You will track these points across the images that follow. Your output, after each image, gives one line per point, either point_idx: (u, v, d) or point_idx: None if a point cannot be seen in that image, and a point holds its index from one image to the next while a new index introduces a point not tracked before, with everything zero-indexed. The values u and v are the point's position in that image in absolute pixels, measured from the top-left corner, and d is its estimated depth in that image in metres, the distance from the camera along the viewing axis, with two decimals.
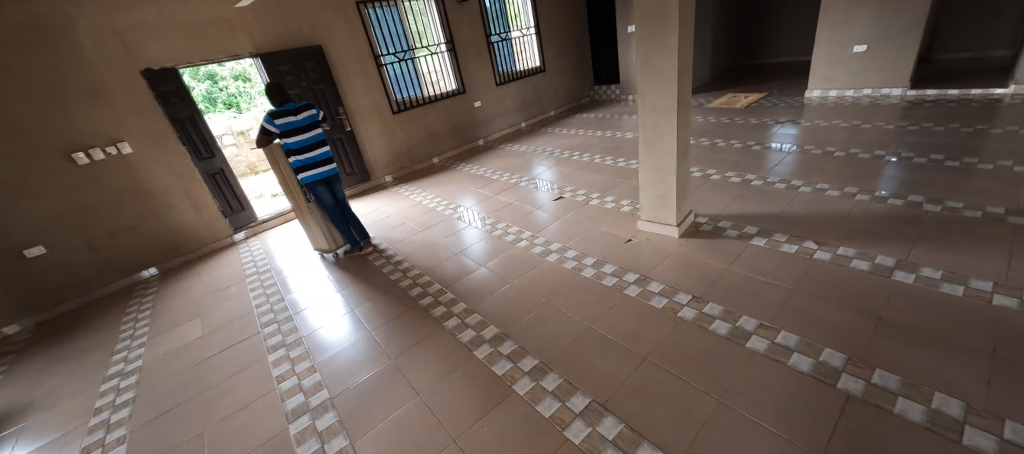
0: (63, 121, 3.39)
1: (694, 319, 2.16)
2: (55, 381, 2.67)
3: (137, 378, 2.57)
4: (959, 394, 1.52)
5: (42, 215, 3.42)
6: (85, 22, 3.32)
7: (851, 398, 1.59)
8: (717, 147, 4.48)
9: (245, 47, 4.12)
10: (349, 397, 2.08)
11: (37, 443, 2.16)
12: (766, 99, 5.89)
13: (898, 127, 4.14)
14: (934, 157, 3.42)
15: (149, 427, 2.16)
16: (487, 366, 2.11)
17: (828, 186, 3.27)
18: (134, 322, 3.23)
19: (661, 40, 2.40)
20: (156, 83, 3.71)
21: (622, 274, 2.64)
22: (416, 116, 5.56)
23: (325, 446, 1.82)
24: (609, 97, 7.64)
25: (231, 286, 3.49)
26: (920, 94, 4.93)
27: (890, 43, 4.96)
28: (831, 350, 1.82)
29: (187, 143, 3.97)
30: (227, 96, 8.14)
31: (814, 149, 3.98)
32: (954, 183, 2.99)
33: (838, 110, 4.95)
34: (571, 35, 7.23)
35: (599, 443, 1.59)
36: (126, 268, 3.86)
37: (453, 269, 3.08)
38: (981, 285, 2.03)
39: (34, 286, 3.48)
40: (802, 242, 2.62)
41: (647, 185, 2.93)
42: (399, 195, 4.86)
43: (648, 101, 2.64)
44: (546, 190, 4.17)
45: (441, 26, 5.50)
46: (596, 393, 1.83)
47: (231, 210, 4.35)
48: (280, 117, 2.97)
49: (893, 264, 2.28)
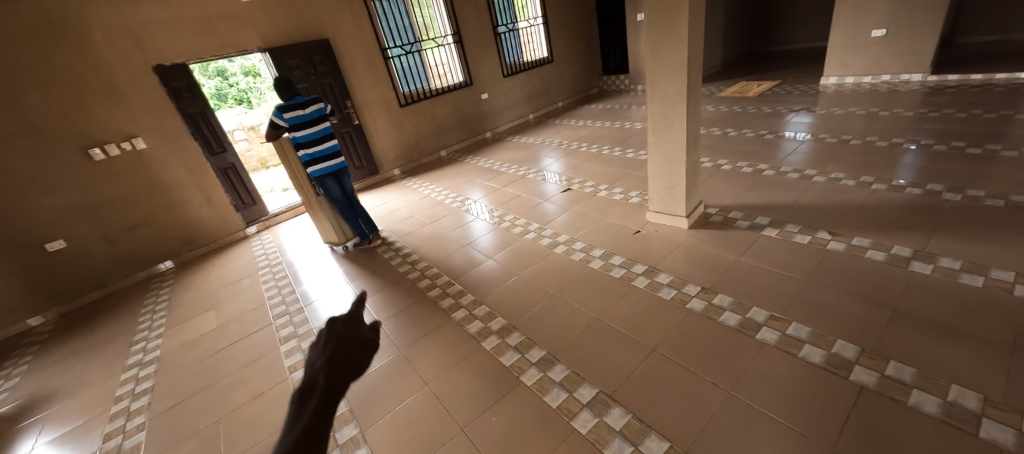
0: (79, 118, 3.46)
1: (704, 310, 2.14)
2: (77, 371, 2.76)
3: (155, 368, 2.64)
4: (977, 386, 1.49)
5: (61, 209, 3.52)
6: (97, 19, 3.37)
7: (863, 390, 1.57)
8: (728, 136, 4.39)
9: (254, 41, 4.14)
10: (360, 388, 2.11)
11: (61, 430, 2.26)
12: (779, 86, 5.75)
13: (918, 113, 4.02)
14: (955, 144, 3.32)
15: (168, 414, 2.22)
16: (494, 357, 2.12)
17: (843, 175, 3.19)
18: (152, 313, 3.32)
19: (672, 29, 2.35)
20: (168, 79, 3.75)
21: (630, 266, 2.62)
22: (423, 108, 5.55)
23: (336, 434, 1.87)
24: (618, 87, 7.53)
25: (244, 278, 3.55)
26: (941, 80, 4.78)
27: (912, 26, 4.77)
28: (843, 341, 1.79)
29: (199, 138, 4.02)
30: (238, 92, 8.23)
31: (829, 137, 3.88)
32: (977, 171, 2.89)
33: (855, 97, 4.80)
34: (580, 24, 7.11)
35: (606, 433, 1.60)
36: (143, 261, 3.95)
37: (461, 261, 3.09)
38: (1001, 276, 1.98)
39: (57, 278, 3.59)
40: (815, 233, 2.56)
41: (655, 176, 2.89)
42: (407, 188, 4.87)
43: (657, 91, 2.60)
44: (554, 182, 4.14)
45: (447, 17, 5.46)
46: (604, 383, 1.84)
47: (242, 204, 4.39)
48: (289, 111, 2.98)
49: (910, 254, 2.23)
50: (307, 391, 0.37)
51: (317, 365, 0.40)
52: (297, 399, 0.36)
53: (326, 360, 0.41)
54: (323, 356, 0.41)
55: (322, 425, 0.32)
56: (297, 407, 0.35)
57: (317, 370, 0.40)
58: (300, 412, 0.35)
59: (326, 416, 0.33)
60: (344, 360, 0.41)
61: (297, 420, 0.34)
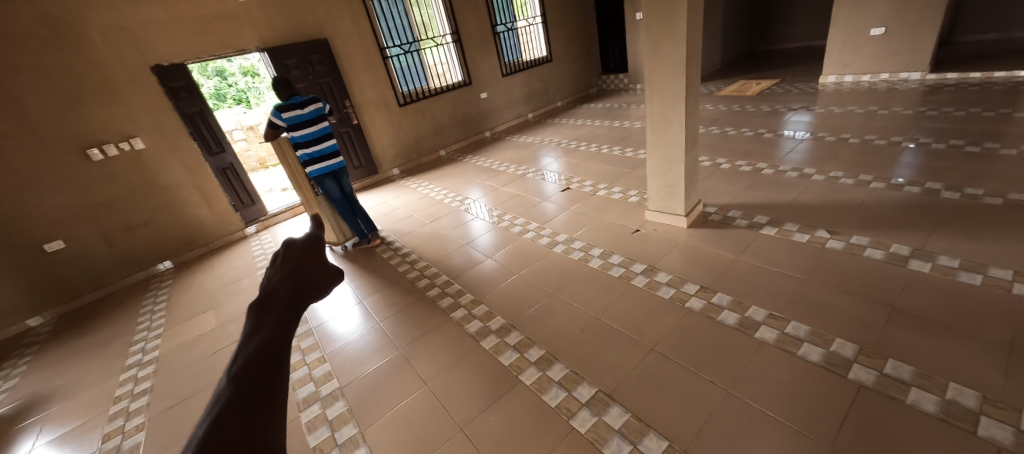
0: (77, 118, 3.46)
1: (702, 309, 2.14)
2: (76, 371, 2.76)
3: (154, 368, 2.64)
4: (975, 385, 1.52)
5: (60, 209, 3.52)
6: (94, 19, 3.37)
7: (862, 388, 1.59)
8: (727, 135, 4.39)
9: (252, 41, 4.12)
10: (359, 387, 2.12)
11: (60, 430, 2.26)
12: (778, 85, 5.75)
13: (917, 112, 4.03)
14: (954, 142, 3.32)
15: (167, 415, 2.23)
16: (493, 357, 2.12)
17: (842, 174, 3.19)
18: (151, 313, 3.32)
19: (670, 28, 2.36)
20: (166, 79, 3.74)
21: (629, 265, 2.62)
22: (423, 107, 5.54)
23: (336, 434, 1.88)
24: (617, 86, 7.52)
25: (243, 278, 3.55)
26: (940, 78, 4.78)
27: (910, 25, 4.77)
28: (842, 340, 1.80)
29: (198, 138, 4.00)
30: (236, 92, 8.22)
31: (828, 136, 3.88)
32: (976, 170, 2.90)
33: (855, 96, 4.80)
34: (579, 23, 7.10)
35: (605, 432, 1.62)
36: (142, 262, 3.94)
37: (460, 260, 3.09)
38: (999, 274, 1.98)
39: (56, 279, 3.59)
40: (815, 231, 2.56)
41: (654, 175, 2.89)
42: (406, 188, 4.87)
43: (655, 89, 2.59)
44: (553, 181, 4.14)
45: (446, 16, 5.44)
46: (603, 382, 1.84)
47: (241, 204, 4.38)
48: (287, 110, 2.97)
49: (909, 253, 2.23)
50: (261, 305, 0.34)
51: (273, 280, 0.37)
52: (252, 311, 0.33)
53: (281, 277, 0.38)
54: (280, 275, 0.38)
55: (287, 334, 0.30)
56: (252, 314, 0.33)
57: (274, 284, 0.37)
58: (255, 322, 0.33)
59: (289, 333, 0.31)
60: (300, 280, 0.39)
61: (251, 331, 0.31)
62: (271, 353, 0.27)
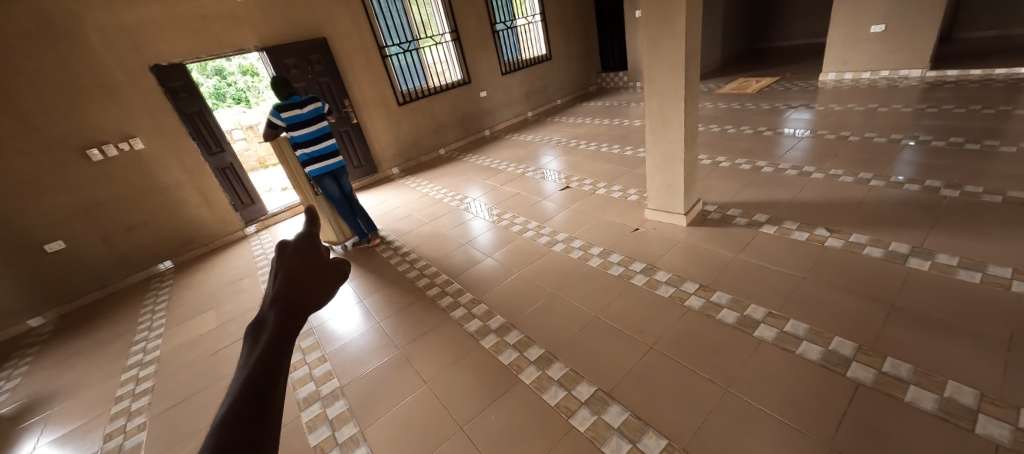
0: (76, 119, 3.46)
1: (701, 308, 2.14)
2: (78, 371, 2.77)
3: (155, 368, 2.65)
4: (973, 383, 1.53)
5: (60, 210, 3.52)
6: (92, 19, 3.37)
7: (860, 387, 1.59)
8: (726, 133, 4.38)
9: (251, 40, 4.12)
10: (359, 386, 2.12)
11: (62, 430, 2.27)
12: (778, 83, 5.74)
13: (917, 109, 4.02)
14: (953, 140, 3.32)
15: (168, 415, 2.23)
16: (493, 356, 2.12)
17: (841, 172, 3.19)
18: (152, 313, 3.33)
19: (669, 26, 2.36)
20: (165, 79, 3.73)
21: (629, 264, 2.62)
22: (422, 106, 5.53)
23: (336, 433, 1.89)
24: (617, 84, 7.51)
25: (243, 278, 3.55)
26: (940, 75, 4.78)
27: (910, 22, 4.77)
28: (841, 338, 1.80)
29: (198, 138, 4.00)
30: (236, 91, 8.21)
31: (828, 134, 3.87)
32: (976, 167, 2.89)
33: (854, 93, 4.79)
34: (578, 21, 7.09)
35: (604, 431, 1.63)
36: (143, 262, 3.95)
37: (460, 259, 3.09)
38: (998, 272, 1.99)
39: (57, 279, 3.60)
40: (814, 229, 2.56)
41: (653, 174, 2.88)
42: (406, 187, 4.87)
43: (654, 88, 2.59)
44: (552, 180, 4.14)
45: (445, 15, 5.43)
46: (602, 381, 1.85)
47: (241, 204, 4.37)
48: (286, 110, 2.97)
49: (908, 251, 2.23)
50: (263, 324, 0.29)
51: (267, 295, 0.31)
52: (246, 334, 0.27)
53: (279, 288, 0.32)
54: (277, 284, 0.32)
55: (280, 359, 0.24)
56: (246, 345, 0.27)
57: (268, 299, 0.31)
58: (246, 354, 0.26)
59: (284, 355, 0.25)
60: (301, 291, 0.32)
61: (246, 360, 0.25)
62: (260, 395, 0.20)
